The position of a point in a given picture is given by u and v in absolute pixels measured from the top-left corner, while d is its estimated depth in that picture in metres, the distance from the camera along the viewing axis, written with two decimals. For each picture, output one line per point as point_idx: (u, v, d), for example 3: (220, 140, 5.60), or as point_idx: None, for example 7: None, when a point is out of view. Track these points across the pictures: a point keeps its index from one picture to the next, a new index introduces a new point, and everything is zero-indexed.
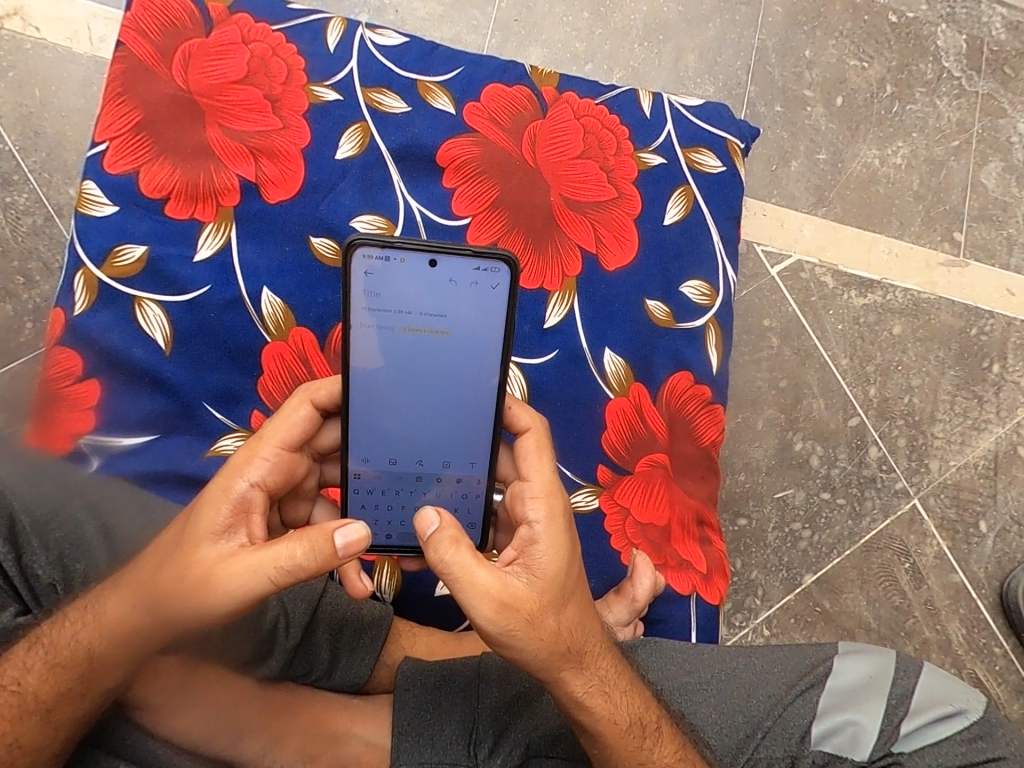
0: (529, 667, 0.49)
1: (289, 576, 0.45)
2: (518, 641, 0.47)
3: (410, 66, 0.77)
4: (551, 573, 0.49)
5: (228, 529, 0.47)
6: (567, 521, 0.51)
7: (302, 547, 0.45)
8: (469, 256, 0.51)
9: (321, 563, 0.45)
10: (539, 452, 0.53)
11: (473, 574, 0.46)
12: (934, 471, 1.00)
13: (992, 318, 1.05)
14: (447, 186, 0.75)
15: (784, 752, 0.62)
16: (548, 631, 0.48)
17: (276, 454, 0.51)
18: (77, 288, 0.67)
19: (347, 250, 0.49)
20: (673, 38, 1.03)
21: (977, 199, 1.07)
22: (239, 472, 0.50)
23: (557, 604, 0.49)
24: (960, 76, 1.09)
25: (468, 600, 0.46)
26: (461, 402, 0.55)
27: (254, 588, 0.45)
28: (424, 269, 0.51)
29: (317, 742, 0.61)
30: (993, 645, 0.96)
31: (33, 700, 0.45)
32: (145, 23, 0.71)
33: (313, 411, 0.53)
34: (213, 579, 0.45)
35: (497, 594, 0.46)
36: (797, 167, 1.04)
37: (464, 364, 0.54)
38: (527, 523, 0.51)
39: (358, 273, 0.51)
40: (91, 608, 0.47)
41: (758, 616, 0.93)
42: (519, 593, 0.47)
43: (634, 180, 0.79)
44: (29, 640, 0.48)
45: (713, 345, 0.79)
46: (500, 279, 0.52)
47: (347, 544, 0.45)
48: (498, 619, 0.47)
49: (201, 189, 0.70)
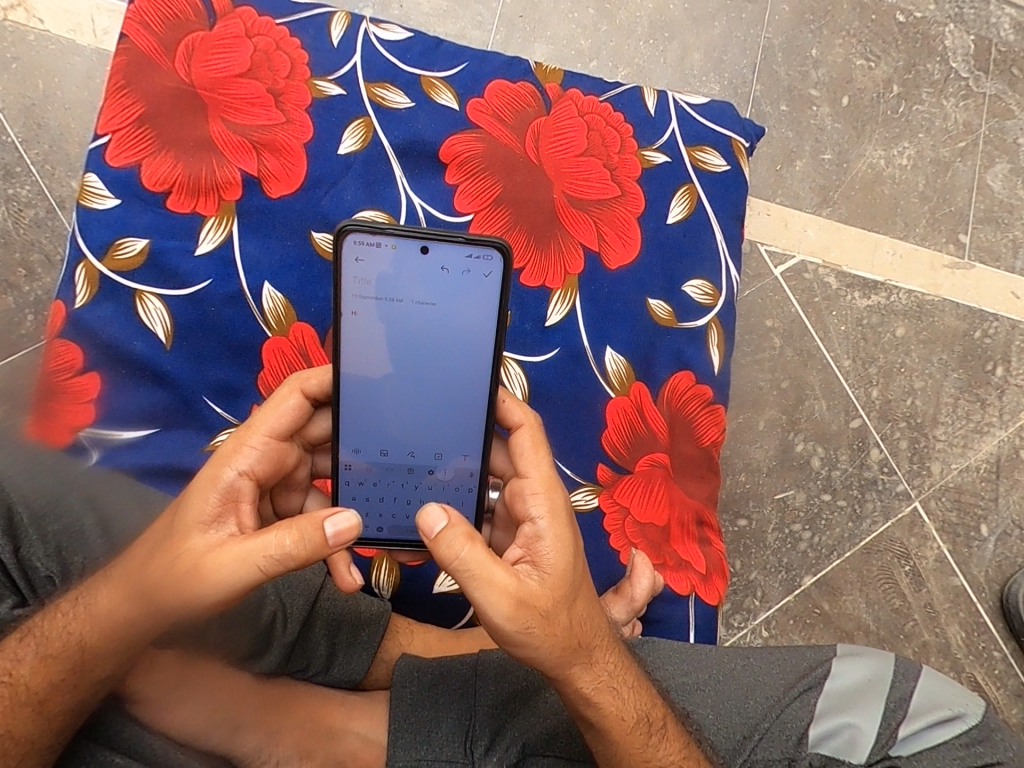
0: (542, 666, 0.49)
1: (278, 565, 0.45)
2: (535, 640, 0.47)
3: (414, 61, 0.77)
4: (561, 567, 0.49)
5: (217, 518, 0.48)
6: (569, 515, 0.51)
7: (291, 536, 0.45)
8: (461, 243, 0.51)
9: (311, 552, 0.45)
10: (535, 448, 0.52)
11: (491, 572, 0.46)
12: (935, 474, 0.99)
13: (996, 321, 1.04)
14: (450, 182, 0.75)
15: (781, 753, 0.61)
16: (561, 628, 0.48)
17: (265, 442, 0.51)
18: (78, 281, 0.67)
19: (337, 236, 0.49)
20: (679, 36, 1.03)
21: (983, 201, 1.07)
22: (227, 460, 0.50)
23: (568, 601, 0.49)
24: (968, 77, 1.09)
25: (484, 599, 0.46)
26: (454, 393, 0.55)
27: (244, 577, 0.45)
28: (415, 255, 0.51)
29: (313, 737, 0.61)
30: (992, 649, 0.96)
31: (25, 691, 0.45)
32: (149, 15, 0.71)
33: (303, 400, 0.53)
34: (204, 568, 0.45)
35: (513, 591, 0.46)
36: (802, 167, 1.04)
37: (457, 354, 0.54)
38: (530, 520, 0.50)
39: (349, 259, 0.50)
40: (82, 601, 0.48)
41: (757, 616, 0.93)
42: (533, 590, 0.47)
43: (638, 179, 0.79)
44: (20, 632, 0.48)
45: (716, 345, 0.79)
46: (493, 266, 0.52)
47: (337, 532, 0.45)
48: (514, 616, 0.46)
49: (203, 183, 0.70)
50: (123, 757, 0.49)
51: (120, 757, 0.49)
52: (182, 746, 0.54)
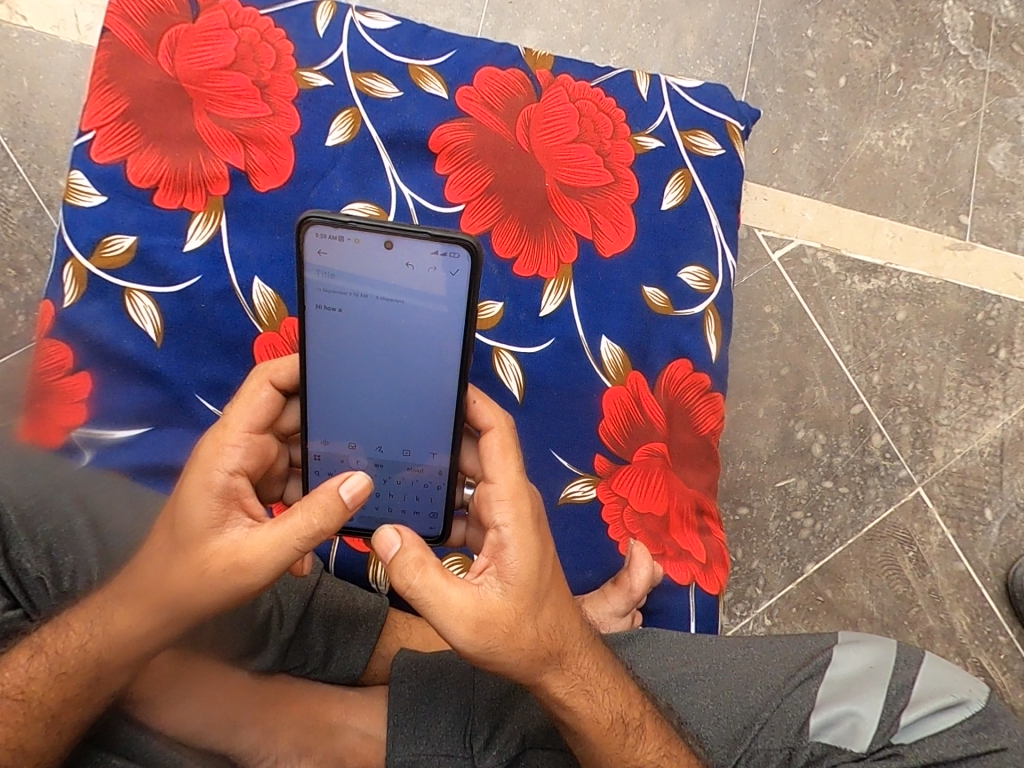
0: (512, 676, 0.50)
1: (310, 541, 0.47)
2: (500, 657, 0.48)
3: (401, 50, 0.76)
4: (524, 577, 0.48)
5: (226, 517, 0.47)
6: (535, 521, 0.50)
7: (316, 514, 0.46)
8: (427, 239, 0.48)
9: (337, 521, 0.46)
10: (504, 453, 0.51)
11: (445, 597, 0.47)
12: (938, 458, 0.98)
13: (998, 303, 1.02)
14: (440, 173, 0.74)
15: (781, 744, 0.61)
16: (526, 640, 0.48)
17: (246, 438, 0.50)
18: (66, 280, 0.66)
19: (299, 227, 0.47)
20: (672, 19, 1.01)
21: (984, 180, 1.05)
22: (213, 463, 0.48)
23: (532, 610, 0.49)
24: (967, 55, 1.07)
25: (443, 622, 0.47)
26: (423, 391, 0.54)
27: (281, 559, 0.46)
28: (379, 249, 0.49)
29: (312, 733, 0.61)
30: (998, 634, 0.95)
31: (39, 708, 0.45)
32: (131, 9, 0.70)
33: (274, 391, 0.52)
34: (243, 558, 0.46)
35: (472, 612, 0.47)
36: (799, 150, 1.02)
37: (424, 353, 0.52)
38: (494, 527, 0.49)
39: (312, 251, 0.49)
40: (98, 620, 0.47)
41: (759, 606, 0.92)
42: (493, 606, 0.47)
43: (630, 165, 0.78)
44: (29, 648, 0.47)
45: (712, 331, 0.78)
46: (461, 264, 0.49)
47: (354, 494, 0.46)
48: (476, 638, 0.47)
49: (189, 178, 0.69)
50: (121, 759, 0.48)
51: (118, 759, 0.48)
52: (181, 745, 0.53)
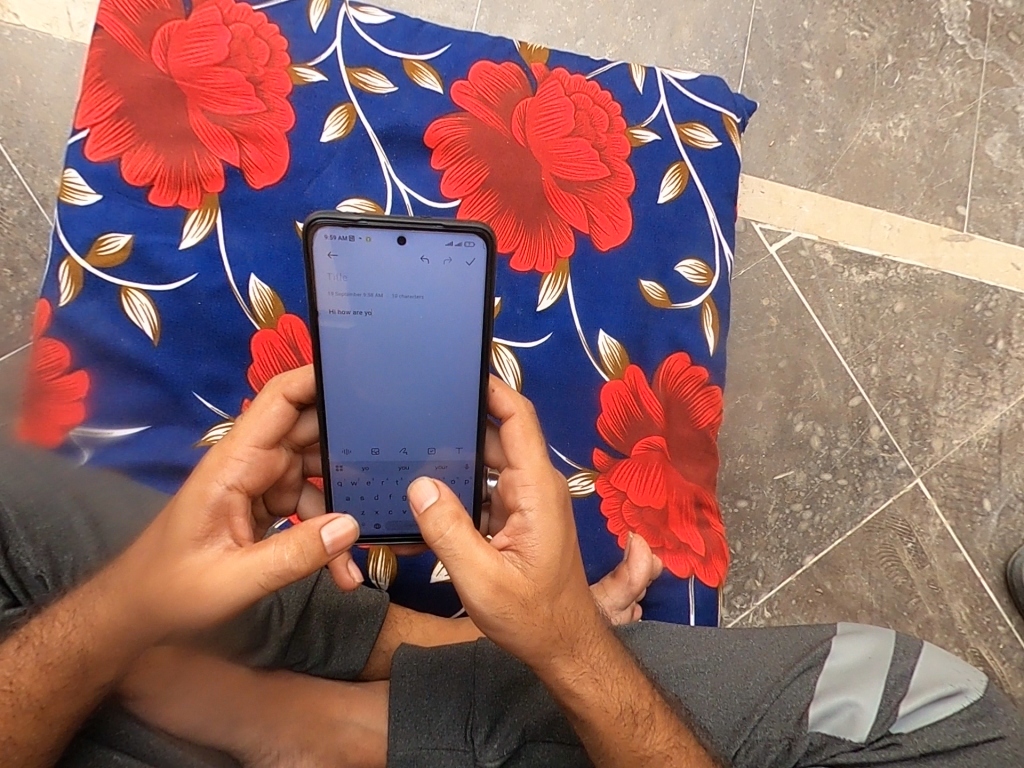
0: (519, 652, 0.49)
1: (279, 579, 0.46)
2: (511, 627, 0.47)
3: (396, 45, 0.75)
4: (546, 560, 0.49)
5: (210, 533, 0.47)
6: (560, 508, 0.50)
7: (291, 550, 0.45)
8: (441, 230, 0.49)
9: (312, 563, 0.46)
10: (527, 438, 0.52)
11: (473, 556, 0.46)
12: (936, 450, 0.98)
13: (997, 294, 1.02)
14: (436, 168, 0.74)
15: (781, 735, 0.61)
16: (541, 618, 0.48)
17: (251, 453, 0.50)
18: (62, 279, 0.66)
19: (307, 229, 0.47)
20: (667, 11, 1.01)
21: (982, 171, 1.05)
22: (214, 475, 0.49)
23: (551, 591, 0.49)
24: (964, 45, 1.07)
25: (463, 579, 0.46)
26: (445, 387, 0.54)
27: (244, 592, 0.45)
28: (392, 246, 0.49)
29: (313, 729, 0.61)
30: (997, 624, 0.95)
31: (26, 699, 0.45)
32: (124, 6, 0.70)
33: (286, 404, 0.52)
34: (205, 585, 0.45)
35: (493, 576, 0.46)
36: (796, 141, 1.02)
37: (443, 347, 0.53)
38: (520, 511, 0.50)
39: (321, 254, 0.49)
40: (81, 610, 0.47)
41: (758, 598, 0.92)
42: (515, 579, 0.47)
43: (627, 158, 0.78)
44: (18, 638, 0.47)
45: (711, 324, 0.78)
46: (476, 253, 0.50)
47: (335, 540, 0.46)
48: (492, 601, 0.46)
49: (184, 176, 0.69)
50: (121, 754, 0.50)
51: (118, 755, 0.49)
52: (183, 741, 0.54)
